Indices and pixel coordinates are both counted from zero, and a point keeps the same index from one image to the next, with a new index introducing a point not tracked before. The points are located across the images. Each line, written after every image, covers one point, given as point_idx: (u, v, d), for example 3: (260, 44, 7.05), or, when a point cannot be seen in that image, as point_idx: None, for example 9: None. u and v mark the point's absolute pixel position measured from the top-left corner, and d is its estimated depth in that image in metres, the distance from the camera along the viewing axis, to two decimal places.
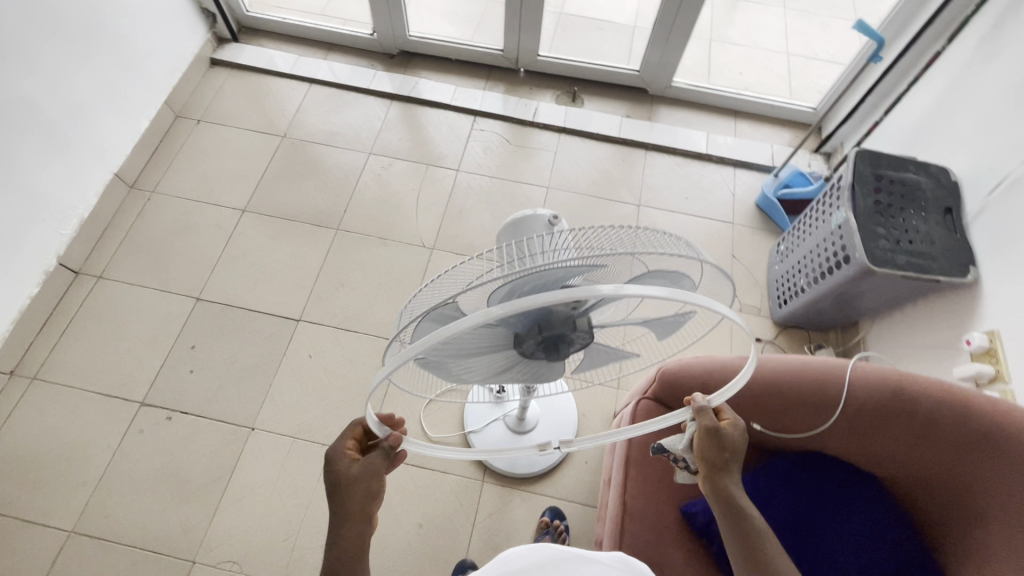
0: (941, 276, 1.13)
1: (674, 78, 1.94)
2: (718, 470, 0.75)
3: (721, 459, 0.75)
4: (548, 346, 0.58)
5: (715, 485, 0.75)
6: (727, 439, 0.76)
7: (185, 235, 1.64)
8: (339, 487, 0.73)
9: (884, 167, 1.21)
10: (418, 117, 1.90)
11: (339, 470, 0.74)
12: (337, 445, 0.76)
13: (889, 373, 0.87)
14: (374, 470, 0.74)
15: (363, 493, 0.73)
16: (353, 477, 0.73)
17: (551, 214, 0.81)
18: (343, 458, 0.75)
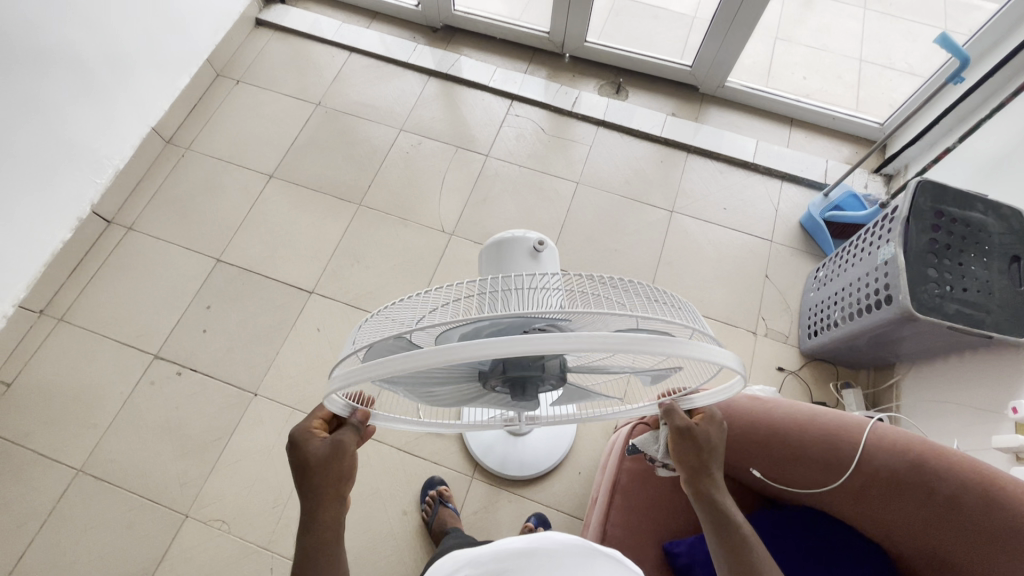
0: (994, 332, 1.01)
1: (729, 78, 1.81)
2: (698, 473, 0.68)
3: (699, 460, 0.67)
4: (515, 383, 0.63)
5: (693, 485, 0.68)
6: (702, 439, 0.67)
7: (213, 195, 1.67)
8: (308, 468, 0.64)
9: (947, 204, 1.08)
10: (454, 96, 1.85)
11: (307, 451, 0.65)
12: (302, 425, 0.67)
13: (912, 443, 0.80)
14: (343, 449, 0.65)
15: (334, 475, 0.65)
16: (321, 457, 0.64)
17: (538, 238, 0.74)
18: (310, 439, 0.66)
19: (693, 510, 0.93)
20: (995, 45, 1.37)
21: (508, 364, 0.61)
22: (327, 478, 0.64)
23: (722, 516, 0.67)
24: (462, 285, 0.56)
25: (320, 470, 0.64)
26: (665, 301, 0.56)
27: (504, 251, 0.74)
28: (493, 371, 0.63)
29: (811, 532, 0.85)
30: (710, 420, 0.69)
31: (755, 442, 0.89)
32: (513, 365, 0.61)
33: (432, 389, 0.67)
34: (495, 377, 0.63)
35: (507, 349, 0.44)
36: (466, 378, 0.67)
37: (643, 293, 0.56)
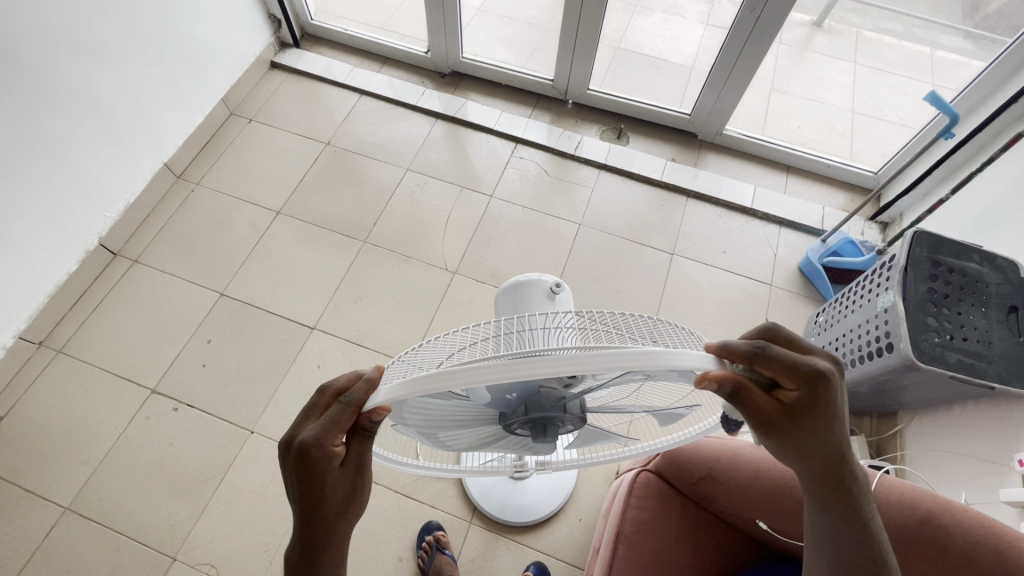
0: (995, 383, 1.02)
1: (727, 126, 1.87)
2: (795, 448, 0.56)
3: (795, 437, 0.55)
4: (536, 425, 0.62)
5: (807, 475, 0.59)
6: (803, 422, 0.55)
7: (218, 230, 1.69)
8: (314, 488, 0.56)
9: (943, 254, 1.11)
10: (460, 138, 1.91)
11: (323, 475, 0.56)
12: (314, 437, 0.54)
13: (921, 499, 0.79)
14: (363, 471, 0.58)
15: (347, 497, 0.58)
16: (338, 480, 0.57)
17: (554, 280, 0.76)
18: (327, 461, 0.55)
19: (694, 562, 0.90)
20: (980, 103, 1.43)
21: (530, 404, 0.61)
22: (335, 500, 0.57)
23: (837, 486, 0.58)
24: (484, 326, 0.55)
25: (327, 495, 0.57)
26: (688, 337, 0.58)
27: (521, 293, 0.75)
28: (515, 412, 0.63)
29: None
30: (810, 383, 0.53)
31: (761, 492, 0.88)
32: (535, 406, 0.61)
33: (446, 430, 0.67)
34: (516, 418, 0.63)
35: (524, 373, 0.42)
36: (484, 419, 0.67)
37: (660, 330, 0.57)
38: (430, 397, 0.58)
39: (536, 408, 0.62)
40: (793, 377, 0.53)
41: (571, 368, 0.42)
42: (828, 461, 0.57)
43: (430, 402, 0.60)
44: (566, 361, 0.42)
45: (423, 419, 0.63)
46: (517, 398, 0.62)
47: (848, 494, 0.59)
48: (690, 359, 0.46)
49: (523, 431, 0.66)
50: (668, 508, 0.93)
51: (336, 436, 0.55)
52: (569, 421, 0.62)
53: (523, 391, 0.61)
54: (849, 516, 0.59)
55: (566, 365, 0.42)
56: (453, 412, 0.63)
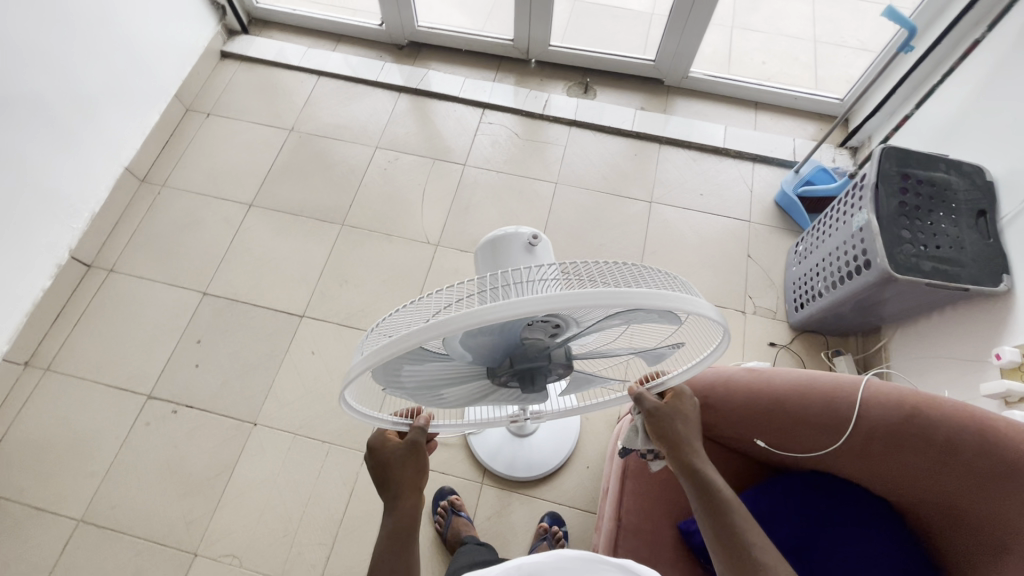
0: (970, 285, 1.05)
1: (692, 69, 1.86)
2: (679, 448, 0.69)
3: (680, 435, 0.70)
4: (523, 375, 0.61)
5: (682, 466, 0.68)
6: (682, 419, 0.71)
7: (192, 230, 1.65)
8: (385, 469, 0.69)
9: (912, 167, 1.13)
10: (426, 110, 1.87)
11: (386, 458, 0.69)
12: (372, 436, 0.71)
13: (906, 395, 0.78)
14: (417, 444, 0.70)
15: (407, 469, 0.69)
16: (398, 455, 0.69)
17: (531, 232, 0.73)
18: (389, 443, 0.70)
19: None
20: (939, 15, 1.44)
21: (514, 355, 0.60)
22: (402, 473, 0.69)
23: (706, 484, 0.66)
24: (464, 285, 0.50)
25: (394, 476, 0.68)
26: (658, 277, 0.54)
27: (498, 246, 0.73)
28: (501, 366, 0.61)
29: (818, 497, 0.85)
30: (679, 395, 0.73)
31: (752, 414, 0.87)
32: (520, 357, 0.59)
33: (438, 390, 0.65)
34: (502, 371, 0.61)
35: (494, 317, 0.43)
36: (473, 376, 0.65)
37: (639, 272, 0.53)
38: (417, 362, 0.58)
39: (522, 359, 0.60)
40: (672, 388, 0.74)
41: (547, 307, 0.44)
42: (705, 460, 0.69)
43: (417, 363, 0.59)
44: (532, 300, 0.44)
45: (412, 385, 0.62)
46: (503, 352, 0.60)
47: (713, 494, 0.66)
48: (654, 294, 0.47)
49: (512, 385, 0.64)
50: None
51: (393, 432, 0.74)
52: (553, 369, 0.62)
53: (508, 345, 0.59)
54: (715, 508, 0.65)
55: (536, 307, 0.44)
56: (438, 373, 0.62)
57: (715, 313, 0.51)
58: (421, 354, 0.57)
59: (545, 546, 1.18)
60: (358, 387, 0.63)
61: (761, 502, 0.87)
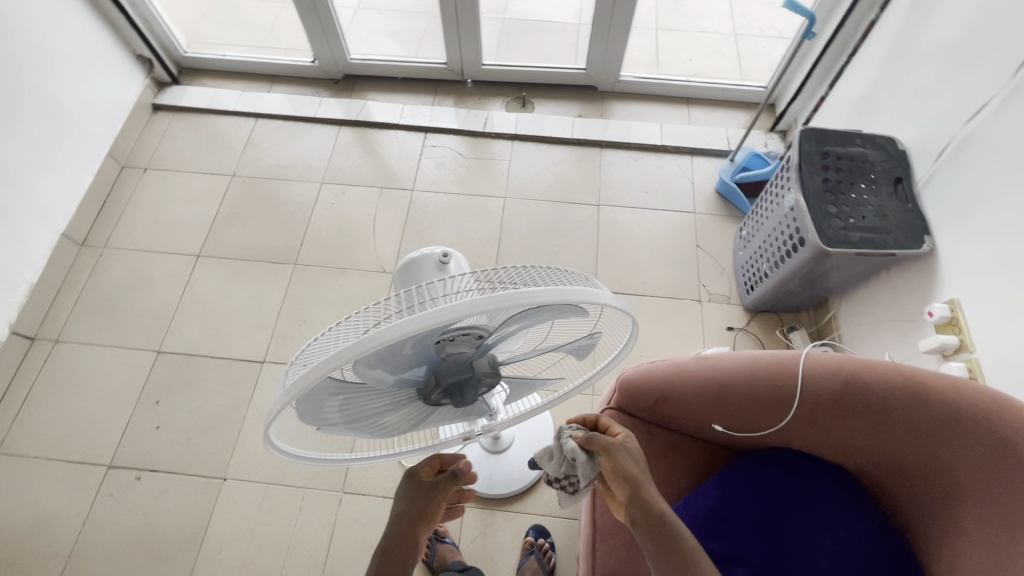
0: (896, 249, 1.10)
1: (622, 73, 1.92)
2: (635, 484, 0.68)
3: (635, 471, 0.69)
4: (452, 390, 0.58)
5: (637, 503, 0.67)
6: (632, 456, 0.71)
7: (140, 288, 1.61)
8: (403, 500, 0.68)
9: (830, 144, 1.19)
10: (369, 140, 1.88)
11: (411, 490, 0.69)
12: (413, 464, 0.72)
13: (841, 363, 0.81)
14: (440, 490, 0.68)
15: (417, 507, 0.68)
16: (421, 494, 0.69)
17: (441, 251, 0.75)
18: (420, 477, 0.70)
19: (672, 479, 0.96)
20: None
21: (441, 371, 0.57)
22: (414, 510, 0.67)
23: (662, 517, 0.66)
24: (378, 304, 0.49)
25: (409, 510, 0.67)
26: (565, 276, 0.55)
27: (412, 275, 0.74)
28: (428, 385, 0.58)
29: (779, 472, 0.88)
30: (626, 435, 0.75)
31: (706, 401, 0.89)
32: (447, 372, 0.57)
33: (369, 419, 0.61)
34: (431, 389, 0.58)
35: (409, 329, 0.42)
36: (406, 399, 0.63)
37: (548, 272, 0.54)
38: (344, 395, 0.55)
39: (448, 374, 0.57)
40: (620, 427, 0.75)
41: (461, 315, 0.44)
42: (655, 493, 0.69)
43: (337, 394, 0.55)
44: (454, 306, 0.44)
45: (343, 418, 0.58)
46: (428, 369, 0.57)
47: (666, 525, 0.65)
48: (563, 291, 0.47)
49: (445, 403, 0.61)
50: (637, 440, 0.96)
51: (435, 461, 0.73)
52: (484, 379, 0.59)
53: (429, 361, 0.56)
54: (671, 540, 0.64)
55: (451, 314, 0.43)
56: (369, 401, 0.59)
57: (619, 302, 0.52)
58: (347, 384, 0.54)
59: (533, 560, 1.17)
60: (279, 425, 0.58)
61: (727, 486, 0.89)
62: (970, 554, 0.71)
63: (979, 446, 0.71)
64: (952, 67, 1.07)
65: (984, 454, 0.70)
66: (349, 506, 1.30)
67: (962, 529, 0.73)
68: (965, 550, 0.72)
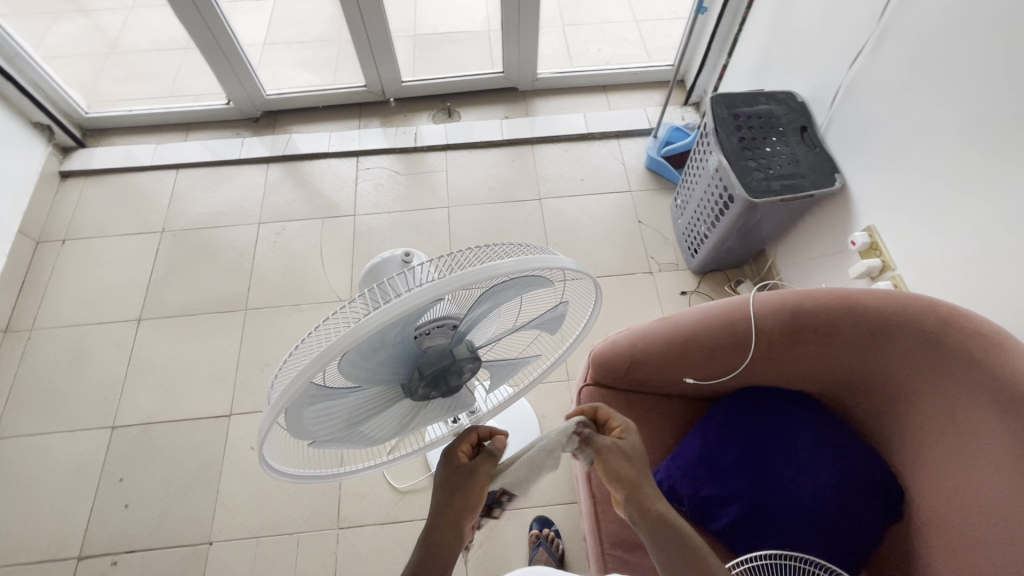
0: (814, 190, 1.20)
1: (539, 71, 1.99)
2: (636, 487, 0.69)
3: (635, 473, 0.69)
4: (436, 382, 0.57)
5: (638, 506, 0.68)
6: (629, 454, 0.70)
7: (80, 364, 1.51)
8: (443, 487, 0.67)
9: (738, 107, 1.29)
10: (301, 173, 1.85)
11: (446, 478, 0.68)
12: (452, 442, 0.71)
13: (785, 296, 0.88)
14: (477, 475, 0.67)
15: (455, 500, 0.66)
16: (461, 483, 0.67)
17: (404, 251, 0.76)
18: (459, 461, 0.69)
19: (657, 440, 1.00)
20: None
21: (421, 365, 0.56)
22: (454, 504, 0.66)
23: (664, 515, 0.67)
24: (346, 307, 0.50)
25: (447, 500, 0.66)
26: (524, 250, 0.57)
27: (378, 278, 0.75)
28: (413, 380, 0.58)
29: (752, 412, 0.93)
30: (624, 430, 0.73)
31: (675, 356, 0.94)
32: (427, 365, 0.56)
33: (360, 429, 0.61)
34: (416, 384, 0.58)
35: (373, 325, 0.42)
36: (393, 399, 0.62)
37: (505, 248, 0.56)
38: (329, 404, 0.54)
39: (429, 366, 0.57)
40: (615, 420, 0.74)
41: (421, 300, 0.43)
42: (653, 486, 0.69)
43: (321, 406, 0.54)
44: (419, 294, 0.43)
45: (332, 429, 0.58)
46: (408, 365, 0.57)
47: (665, 524, 0.67)
48: (521, 261, 0.47)
49: (431, 396, 0.60)
50: (618, 409, 1.00)
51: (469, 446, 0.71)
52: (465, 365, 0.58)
53: (408, 357, 0.56)
54: (671, 536, 0.66)
55: (412, 303, 0.43)
56: (357, 408, 0.58)
57: (576, 264, 0.53)
58: (329, 394, 0.53)
59: (543, 550, 1.19)
60: (272, 449, 0.57)
61: (707, 434, 0.93)
62: (936, 441, 0.79)
63: (918, 343, 0.79)
64: (829, 21, 1.19)
65: (923, 350, 0.78)
66: (348, 541, 1.27)
67: (922, 420, 0.81)
68: (929, 439, 0.80)
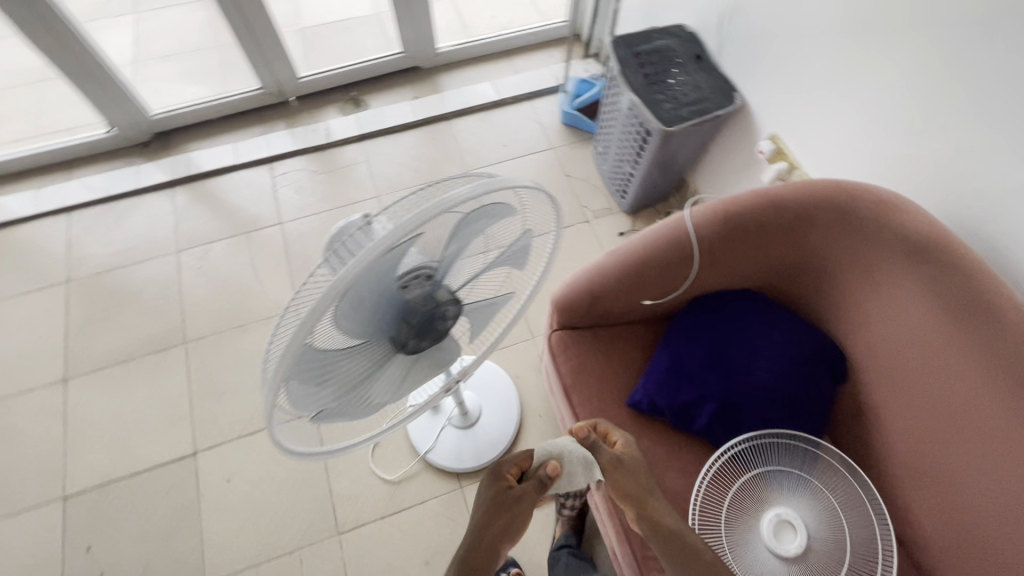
0: (719, 110, 1.29)
1: (439, 45, 1.97)
2: (639, 497, 0.78)
3: (638, 485, 0.79)
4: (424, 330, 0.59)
5: (643, 515, 0.77)
6: (631, 465, 0.81)
7: (6, 442, 1.36)
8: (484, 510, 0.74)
9: (637, 46, 1.36)
10: (211, 191, 1.74)
11: (493, 500, 0.74)
12: (500, 463, 0.78)
13: (715, 206, 0.95)
14: (523, 494, 0.74)
15: (493, 527, 0.72)
16: (500, 504, 0.74)
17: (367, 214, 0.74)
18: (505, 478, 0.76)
19: (629, 365, 1.05)
20: None
21: (407, 316, 0.57)
22: (491, 529, 0.72)
23: (667, 521, 0.76)
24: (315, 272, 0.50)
25: (485, 526, 0.72)
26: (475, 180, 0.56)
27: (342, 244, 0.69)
28: (402, 333, 0.59)
29: (707, 318, 1.01)
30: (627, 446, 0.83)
31: (630, 281, 0.99)
32: (412, 315, 0.57)
33: (364, 394, 0.61)
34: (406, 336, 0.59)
35: (343, 281, 0.43)
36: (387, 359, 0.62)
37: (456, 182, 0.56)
38: (326, 375, 0.55)
39: (415, 316, 0.58)
40: (616, 434, 0.85)
41: (384, 246, 0.44)
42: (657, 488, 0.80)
43: (319, 378, 0.54)
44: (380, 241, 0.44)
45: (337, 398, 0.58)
46: (393, 319, 0.57)
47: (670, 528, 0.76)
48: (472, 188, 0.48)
49: (423, 345, 0.61)
50: (588, 345, 1.05)
51: (514, 468, 0.78)
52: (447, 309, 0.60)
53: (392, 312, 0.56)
54: (676, 537, 0.75)
55: (375, 251, 0.43)
56: (355, 373, 0.59)
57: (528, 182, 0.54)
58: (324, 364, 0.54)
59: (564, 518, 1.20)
60: (284, 429, 0.57)
61: (673, 347, 1.00)
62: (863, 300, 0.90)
63: (834, 221, 0.89)
64: None
65: (839, 225, 0.89)
66: (352, 543, 1.24)
67: (849, 286, 0.92)
68: (858, 300, 0.91)
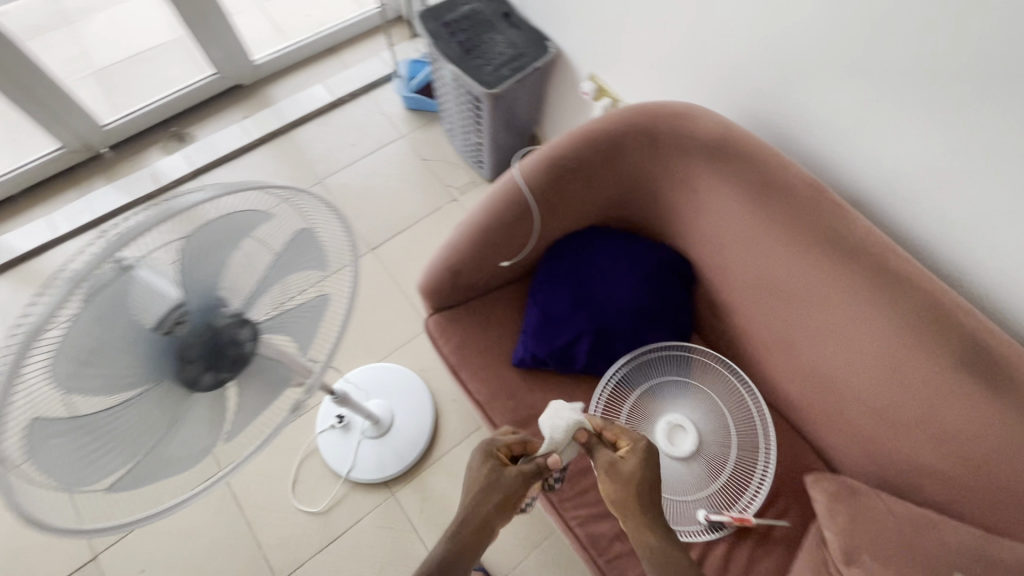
0: (537, 62, 1.32)
1: (256, 57, 1.84)
2: (635, 514, 0.71)
3: (636, 505, 0.71)
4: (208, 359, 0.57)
5: (636, 529, 0.71)
6: (631, 481, 0.72)
7: None
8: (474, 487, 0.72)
9: (445, 16, 1.35)
10: (35, 273, 1.54)
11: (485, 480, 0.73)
12: (490, 442, 0.77)
13: (537, 156, 0.97)
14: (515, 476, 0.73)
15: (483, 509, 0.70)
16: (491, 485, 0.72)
17: None
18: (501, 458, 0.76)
19: (509, 327, 1.06)
20: None
21: (183, 350, 0.56)
22: (483, 508, 0.71)
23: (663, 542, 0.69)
24: None
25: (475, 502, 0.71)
26: None
27: None
28: (186, 370, 0.56)
29: (563, 262, 1.04)
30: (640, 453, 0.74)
31: (480, 248, 1.00)
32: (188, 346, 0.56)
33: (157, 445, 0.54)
34: (190, 371, 0.56)
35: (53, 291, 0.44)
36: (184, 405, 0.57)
37: None
38: (92, 428, 0.50)
39: (194, 348, 0.56)
40: (628, 437, 0.76)
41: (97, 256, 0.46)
42: (650, 513, 0.71)
43: (82, 432, 0.49)
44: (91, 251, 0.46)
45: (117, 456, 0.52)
46: (169, 356, 0.56)
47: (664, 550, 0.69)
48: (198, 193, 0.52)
49: (218, 381, 0.58)
50: (463, 319, 1.05)
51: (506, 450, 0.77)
52: (231, 332, 0.58)
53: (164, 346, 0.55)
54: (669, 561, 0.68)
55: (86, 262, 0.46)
56: (137, 425, 0.53)
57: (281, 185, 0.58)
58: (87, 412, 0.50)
59: None
60: (34, 508, 0.48)
61: (541, 298, 1.03)
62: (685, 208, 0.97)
63: (641, 143, 0.94)
64: None
65: (646, 146, 0.94)
66: None
67: (673, 199, 0.98)
68: (682, 210, 0.98)
